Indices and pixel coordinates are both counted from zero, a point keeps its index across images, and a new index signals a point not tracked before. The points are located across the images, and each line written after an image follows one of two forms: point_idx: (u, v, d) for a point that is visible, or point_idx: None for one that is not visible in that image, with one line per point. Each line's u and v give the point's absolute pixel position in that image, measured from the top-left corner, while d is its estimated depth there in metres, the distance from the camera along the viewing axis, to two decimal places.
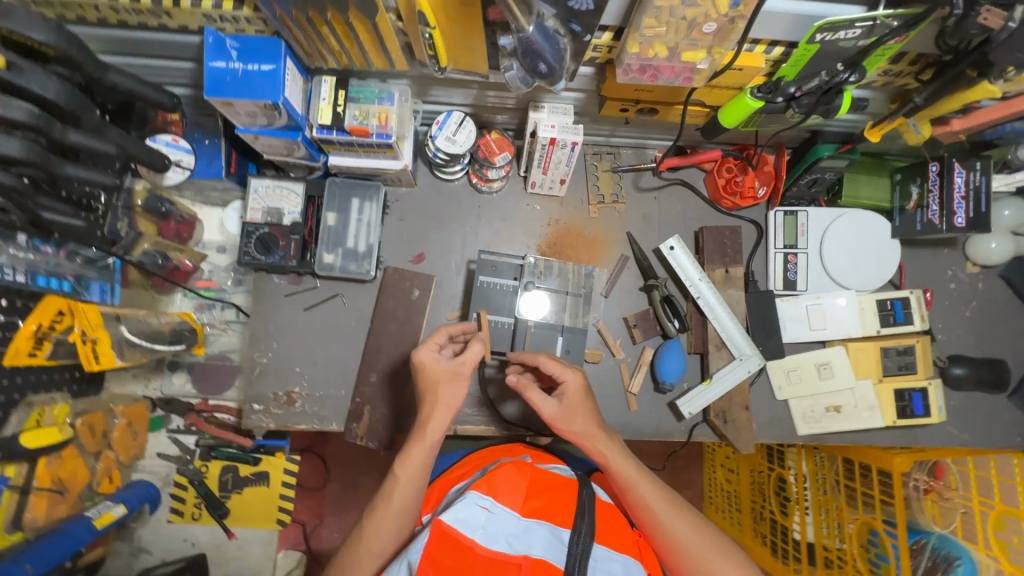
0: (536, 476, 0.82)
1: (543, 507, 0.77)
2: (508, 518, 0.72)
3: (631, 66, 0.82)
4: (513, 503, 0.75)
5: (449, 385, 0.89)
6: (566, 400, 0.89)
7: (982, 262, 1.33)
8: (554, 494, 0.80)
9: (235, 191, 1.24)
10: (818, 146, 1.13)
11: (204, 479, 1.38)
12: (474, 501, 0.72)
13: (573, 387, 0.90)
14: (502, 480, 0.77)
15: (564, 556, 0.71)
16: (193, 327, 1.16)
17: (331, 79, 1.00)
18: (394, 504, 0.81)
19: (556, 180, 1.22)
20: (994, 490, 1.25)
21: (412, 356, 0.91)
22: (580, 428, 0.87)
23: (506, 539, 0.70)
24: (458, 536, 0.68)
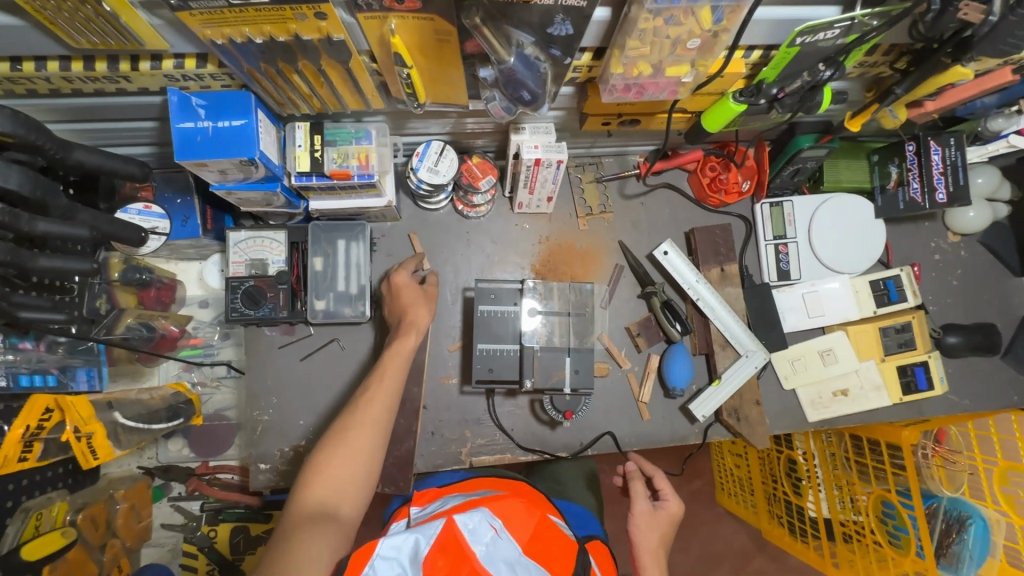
0: (546, 524, 0.80)
1: (547, 552, 0.75)
2: (511, 549, 0.72)
3: (615, 86, 0.81)
4: (518, 534, 0.75)
5: (421, 303, 1.09)
6: (658, 513, 1.08)
7: (962, 231, 1.36)
8: (557, 547, 0.77)
9: (213, 246, 1.19)
10: (798, 137, 1.12)
11: (214, 544, 1.32)
12: (486, 516, 0.74)
13: (669, 510, 1.09)
14: (513, 505, 0.79)
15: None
16: (188, 397, 1.12)
17: (304, 125, 0.96)
18: (385, 382, 0.93)
19: (543, 198, 1.20)
20: (996, 448, 1.29)
21: (390, 278, 1.10)
22: (652, 543, 1.03)
23: (503, 568, 0.69)
24: (459, 540, 0.70)
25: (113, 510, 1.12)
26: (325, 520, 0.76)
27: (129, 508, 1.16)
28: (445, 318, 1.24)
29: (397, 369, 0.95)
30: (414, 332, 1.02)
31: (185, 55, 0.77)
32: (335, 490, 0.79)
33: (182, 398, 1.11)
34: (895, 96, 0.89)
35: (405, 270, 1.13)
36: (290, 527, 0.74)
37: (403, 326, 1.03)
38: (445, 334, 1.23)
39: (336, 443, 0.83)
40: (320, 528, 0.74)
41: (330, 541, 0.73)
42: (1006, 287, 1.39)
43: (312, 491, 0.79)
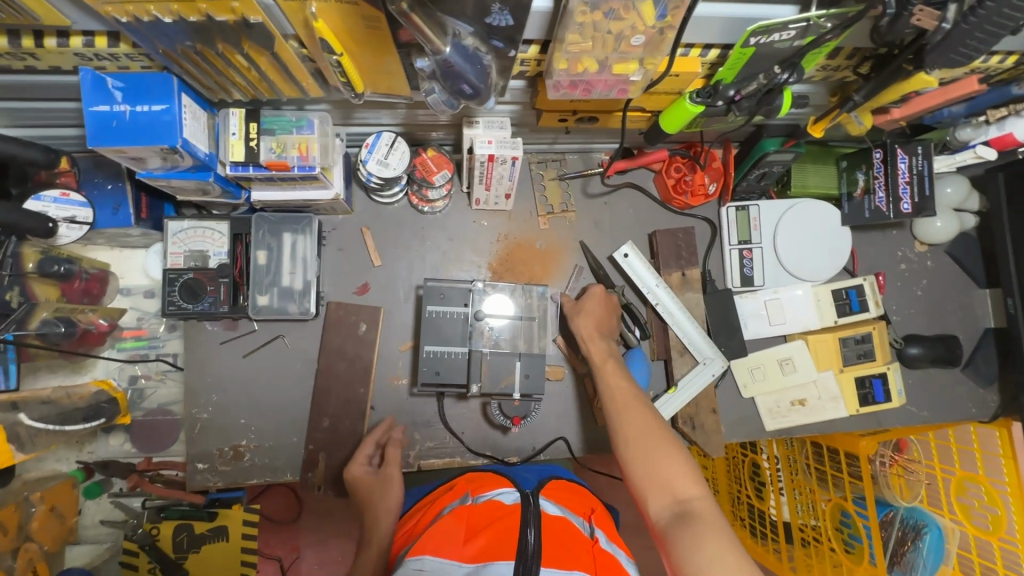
0: (477, 520, 0.72)
1: (487, 543, 0.67)
2: (447, 572, 0.63)
3: (560, 83, 0.76)
4: (453, 552, 0.66)
5: (380, 487, 1.03)
6: (589, 302, 1.14)
7: (929, 241, 1.34)
8: (495, 529, 0.69)
9: (154, 234, 1.14)
10: (764, 141, 1.09)
11: (156, 542, 1.28)
12: (408, 569, 0.64)
13: (597, 296, 1.15)
14: (435, 535, 0.69)
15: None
16: (113, 396, 1.07)
17: (239, 111, 0.90)
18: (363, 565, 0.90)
19: (501, 195, 1.16)
20: (954, 458, 1.30)
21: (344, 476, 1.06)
22: (589, 327, 1.10)
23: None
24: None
25: (28, 513, 1.08)
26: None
27: (47, 510, 1.12)
28: (397, 317, 1.20)
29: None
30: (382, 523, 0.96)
31: (95, 32, 0.71)
32: None
33: (107, 398, 1.05)
34: (852, 102, 0.86)
35: (359, 459, 1.08)
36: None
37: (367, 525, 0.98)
38: (396, 333, 1.19)
39: None
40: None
41: None
42: (970, 299, 1.37)
43: None
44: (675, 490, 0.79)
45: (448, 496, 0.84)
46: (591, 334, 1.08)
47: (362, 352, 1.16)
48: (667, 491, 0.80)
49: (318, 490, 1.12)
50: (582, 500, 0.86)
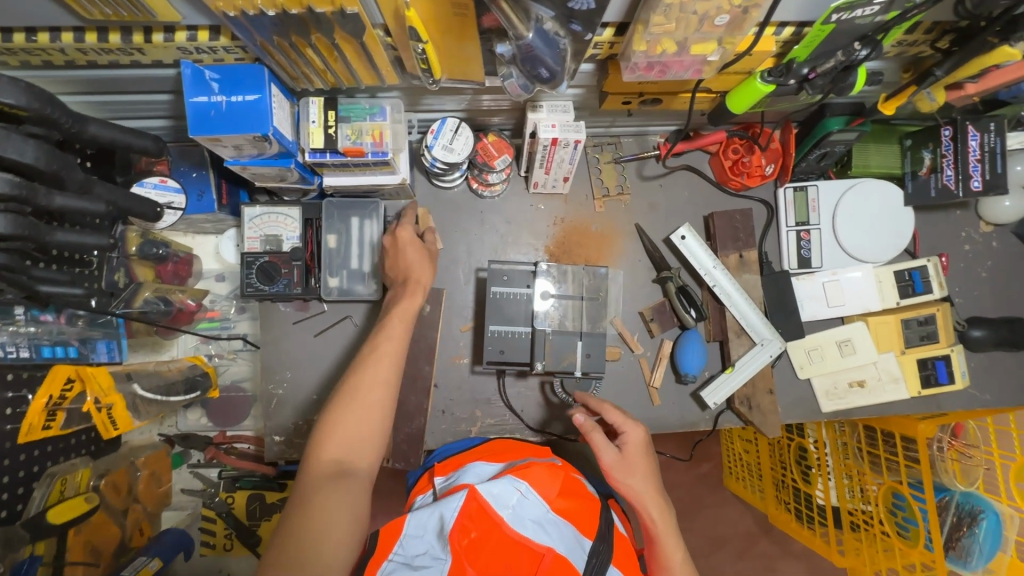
0: (568, 482, 0.81)
1: (572, 509, 0.78)
2: (539, 507, 0.75)
3: (637, 64, 0.78)
4: (545, 494, 0.77)
5: (426, 263, 1.05)
6: (625, 452, 0.89)
7: (994, 221, 1.31)
8: (581, 501, 0.80)
9: (229, 220, 1.21)
10: (827, 120, 1.07)
11: (231, 510, 1.36)
12: (509, 483, 0.76)
13: (633, 441, 0.90)
14: (534, 468, 0.79)
15: (582, 562, 0.71)
16: (205, 370, 1.15)
17: (318, 100, 0.94)
18: (388, 346, 0.88)
19: (559, 178, 1.18)
20: (1014, 444, 1.25)
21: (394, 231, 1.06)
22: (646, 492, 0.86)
23: (533, 526, 0.72)
24: (485, 508, 0.72)
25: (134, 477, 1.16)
26: (345, 480, 0.75)
27: (149, 475, 1.20)
28: (457, 298, 1.24)
29: (383, 367, 0.86)
30: (421, 290, 0.98)
31: (198, 27, 0.76)
32: (347, 450, 0.78)
33: (200, 371, 1.14)
34: (933, 78, 0.85)
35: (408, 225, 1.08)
36: (306, 489, 0.74)
37: (406, 284, 1.01)
38: (457, 314, 1.24)
39: (345, 403, 0.81)
40: (336, 491, 0.73)
41: (349, 498, 0.73)
42: None
43: (325, 450, 0.77)
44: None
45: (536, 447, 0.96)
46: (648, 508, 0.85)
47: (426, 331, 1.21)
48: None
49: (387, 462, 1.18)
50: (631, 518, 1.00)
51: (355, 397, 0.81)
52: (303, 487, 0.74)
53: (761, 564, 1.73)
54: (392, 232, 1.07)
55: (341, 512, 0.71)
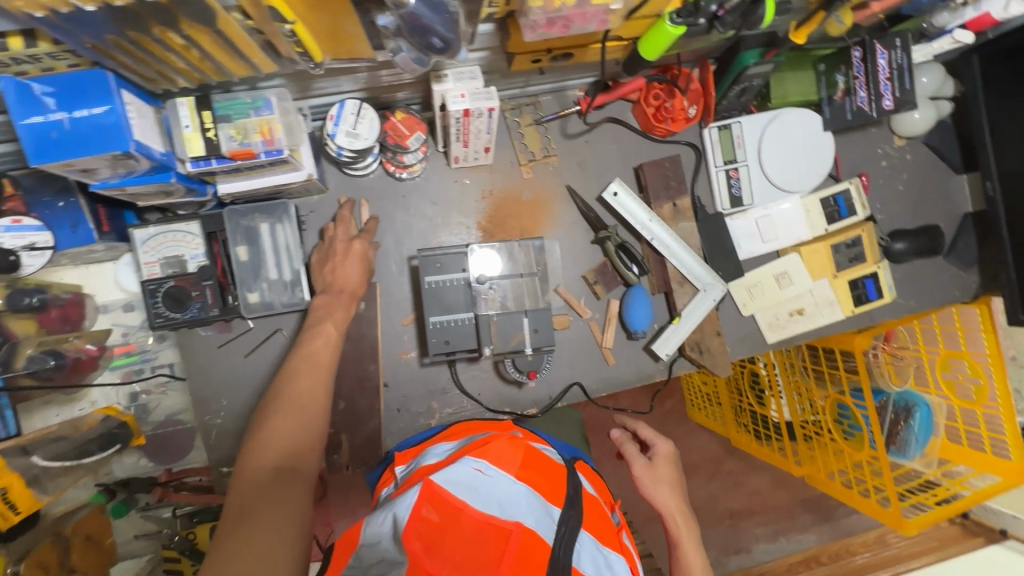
0: (530, 454, 0.80)
1: (538, 479, 0.75)
2: (503, 482, 0.72)
3: (537, 22, 0.71)
4: (507, 469, 0.75)
5: (361, 273, 1.04)
6: (657, 462, 1.08)
7: (906, 134, 1.35)
8: (546, 472, 0.78)
9: (120, 246, 1.07)
10: (742, 55, 1.05)
11: (195, 546, 1.29)
12: (468, 465, 0.74)
13: (664, 453, 1.10)
14: (493, 447, 0.78)
15: (554, 533, 0.67)
16: (122, 420, 1.12)
17: (188, 100, 0.82)
18: (322, 356, 0.90)
19: (480, 149, 1.11)
20: (938, 339, 1.42)
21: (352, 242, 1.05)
22: (671, 500, 1.01)
23: (499, 502, 0.69)
24: (444, 494, 0.68)
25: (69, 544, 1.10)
26: (288, 481, 0.72)
27: (83, 539, 1.14)
28: (394, 291, 1.17)
29: (320, 381, 0.86)
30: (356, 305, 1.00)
31: (6, 33, 0.62)
32: (290, 453, 0.76)
33: (117, 423, 1.11)
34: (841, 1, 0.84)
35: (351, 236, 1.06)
36: (243, 499, 0.69)
37: (334, 294, 1.00)
38: (395, 307, 1.17)
39: (286, 410, 0.80)
40: (282, 493, 0.70)
41: (297, 498, 0.71)
42: (949, 186, 1.40)
43: (264, 458, 0.74)
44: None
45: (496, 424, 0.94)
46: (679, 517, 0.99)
47: (365, 330, 1.14)
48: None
49: (347, 469, 1.14)
50: (603, 485, 0.94)
51: (294, 406, 0.80)
52: (242, 494, 0.70)
53: (730, 481, 1.81)
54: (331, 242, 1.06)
55: (285, 513, 0.69)
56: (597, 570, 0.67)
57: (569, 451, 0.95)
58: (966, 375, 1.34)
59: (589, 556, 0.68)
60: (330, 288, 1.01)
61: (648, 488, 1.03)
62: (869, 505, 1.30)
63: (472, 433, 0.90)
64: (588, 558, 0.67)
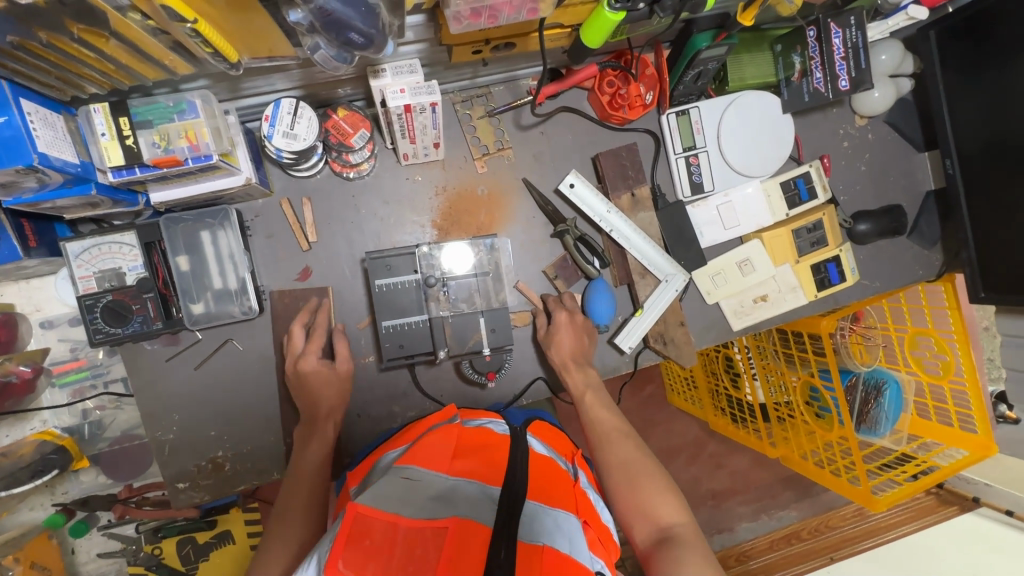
0: (463, 442, 0.81)
1: (473, 466, 0.76)
2: (437, 481, 0.71)
3: (461, 13, 0.68)
4: (439, 467, 0.74)
5: (335, 387, 1.02)
6: (557, 329, 1.12)
7: (868, 113, 1.33)
8: (482, 455, 0.78)
9: (55, 261, 1.03)
10: (695, 37, 1.02)
11: (162, 560, 1.32)
12: (395, 474, 0.72)
13: (565, 320, 1.13)
14: (423, 447, 0.77)
15: (495, 514, 0.67)
16: (59, 444, 1.12)
17: (102, 106, 0.77)
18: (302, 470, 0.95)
19: (429, 145, 1.06)
20: (906, 317, 1.41)
21: (296, 366, 1.01)
22: (562, 357, 1.10)
23: (432, 505, 0.66)
24: (372, 513, 0.62)
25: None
26: None
27: (27, 567, 1.12)
28: (347, 295, 1.13)
29: None
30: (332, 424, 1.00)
31: None
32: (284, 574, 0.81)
33: (53, 446, 1.11)
34: None
35: (314, 351, 1.02)
36: None
37: (312, 421, 1.00)
38: (350, 311, 1.14)
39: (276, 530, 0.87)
40: None
41: None
42: (911, 165, 1.39)
43: None
44: (654, 517, 0.85)
45: (437, 414, 0.91)
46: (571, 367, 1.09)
47: None
48: (649, 519, 0.85)
49: None
50: (562, 440, 0.95)
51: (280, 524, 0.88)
52: None
53: (711, 464, 1.83)
54: (297, 356, 1.02)
55: None
56: (550, 531, 0.66)
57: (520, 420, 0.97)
58: (934, 353, 1.33)
59: (536, 522, 0.67)
60: (305, 418, 1.01)
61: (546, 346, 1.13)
62: (839, 484, 1.31)
63: (418, 432, 0.87)
64: (533, 522, 0.67)
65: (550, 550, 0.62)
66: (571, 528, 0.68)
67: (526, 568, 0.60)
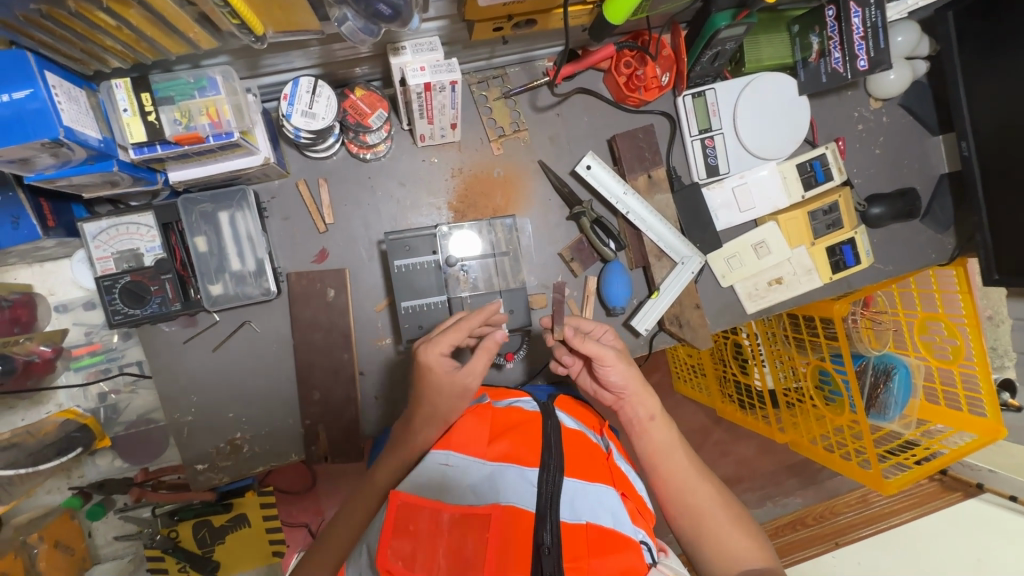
0: (497, 420, 0.81)
1: (507, 446, 0.75)
2: (474, 467, 0.73)
3: None
4: (477, 452, 0.75)
5: (451, 399, 0.83)
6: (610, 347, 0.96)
7: (882, 96, 1.33)
8: (517, 435, 0.77)
9: (72, 242, 1.02)
10: (714, 16, 1.01)
11: (177, 543, 1.30)
12: (435, 460, 0.74)
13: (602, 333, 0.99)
14: (459, 431, 0.77)
15: (535, 497, 0.69)
16: (82, 423, 1.12)
17: (125, 81, 0.77)
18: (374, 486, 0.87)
19: (446, 126, 1.06)
20: (915, 302, 1.40)
21: (417, 353, 0.83)
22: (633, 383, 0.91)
23: (472, 494, 0.70)
24: (414, 501, 0.67)
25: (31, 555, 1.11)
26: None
27: (51, 547, 1.15)
28: (364, 277, 1.13)
29: None
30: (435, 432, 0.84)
31: None
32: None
33: (76, 425, 1.10)
34: None
35: (443, 344, 0.83)
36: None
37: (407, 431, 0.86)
38: (367, 293, 1.13)
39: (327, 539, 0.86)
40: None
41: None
42: (925, 148, 1.39)
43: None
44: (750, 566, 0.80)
45: None
46: (642, 386, 0.91)
47: (336, 319, 1.11)
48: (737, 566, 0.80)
49: (325, 461, 1.12)
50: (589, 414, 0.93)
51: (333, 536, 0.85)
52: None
53: (717, 451, 1.83)
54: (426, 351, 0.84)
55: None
56: (593, 505, 0.70)
57: (546, 395, 0.97)
58: (944, 338, 1.33)
59: (575, 500, 0.70)
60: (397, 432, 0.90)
61: (607, 366, 0.89)
62: (851, 468, 1.31)
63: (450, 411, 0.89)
64: (574, 503, 0.69)
65: (592, 526, 0.67)
66: (610, 500, 0.70)
67: (572, 544, 0.65)
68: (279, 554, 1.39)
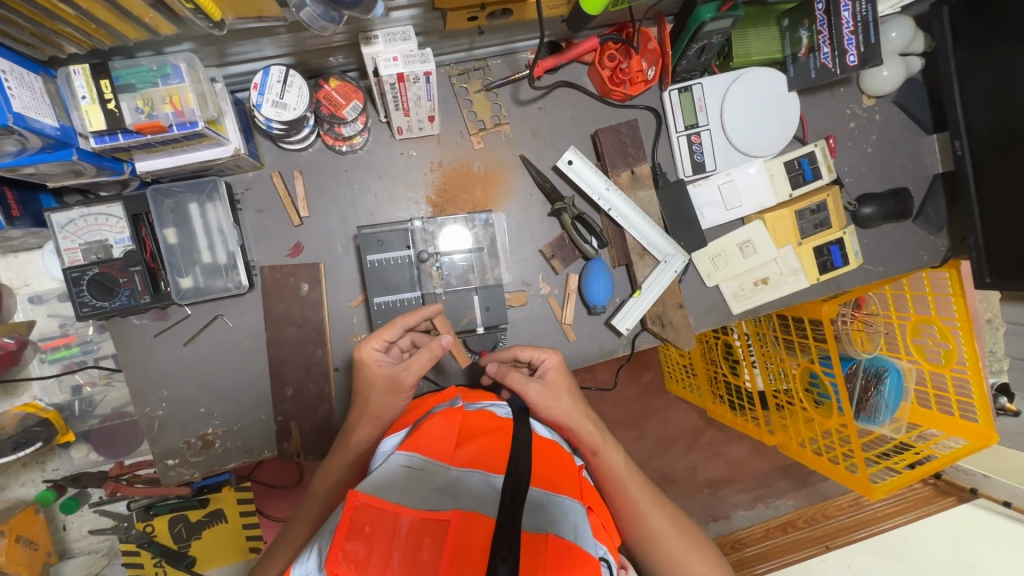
0: (468, 422, 0.77)
1: (475, 451, 0.72)
2: (438, 470, 0.67)
3: None
4: (442, 456, 0.70)
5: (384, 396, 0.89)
6: (550, 379, 0.89)
7: (875, 93, 1.30)
8: (487, 440, 0.74)
9: (40, 232, 1.00)
10: (698, 9, 0.98)
11: (153, 538, 1.30)
12: (397, 460, 0.68)
13: (553, 367, 0.91)
14: (425, 432, 0.72)
15: (496, 505, 0.63)
16: (45, 416, 1.11)
17: (84, 68, 0.75)
18: (316, 493, 0.90)
19: (424, 118, 1.03)
20: (909, 304, 1.35)
21: (355, 352, 0.91)
22: (569, 412, 0.87)
23: (435, 495, 0.63)
24: (373, 501, 0.59)
25: None
26: None
27: (12, 541, 1.11)
28: (340, 272, 1.11)
29: None
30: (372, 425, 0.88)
31: None
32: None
33: (37, 419, 1.09)
34: None
35: (378, 341, 0.91)
36: None
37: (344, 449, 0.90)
38: (343, 288, 1.11)
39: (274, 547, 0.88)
40: None
41: None
42: (919, 147, 1.35)
43: None
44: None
45: (438, 397, 0.89)
46: (582, 417, 0.87)
47: (310, 314, 1.09)
48: None
49: (298, 458, 1.11)
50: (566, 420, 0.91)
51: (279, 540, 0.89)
52: None
53: (708, 451, 1.81)
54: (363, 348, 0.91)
55: None
56: (564, 513, 0.64)
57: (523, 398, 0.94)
58: (937, 341, 1.30)
59: (540, 507, 0.65)
60: (342, 437, 0.93)
61: (542, 402, 0.85)
62: (839, 473, 1.28)
63: (417, 413, 0.85)
64: (538, 510, 0.64)
65: (554, 537, 0.59)
66: (577, 516, 0.65)
67: (532, 560, 0.57)
68: (257, 550, 1.38)
